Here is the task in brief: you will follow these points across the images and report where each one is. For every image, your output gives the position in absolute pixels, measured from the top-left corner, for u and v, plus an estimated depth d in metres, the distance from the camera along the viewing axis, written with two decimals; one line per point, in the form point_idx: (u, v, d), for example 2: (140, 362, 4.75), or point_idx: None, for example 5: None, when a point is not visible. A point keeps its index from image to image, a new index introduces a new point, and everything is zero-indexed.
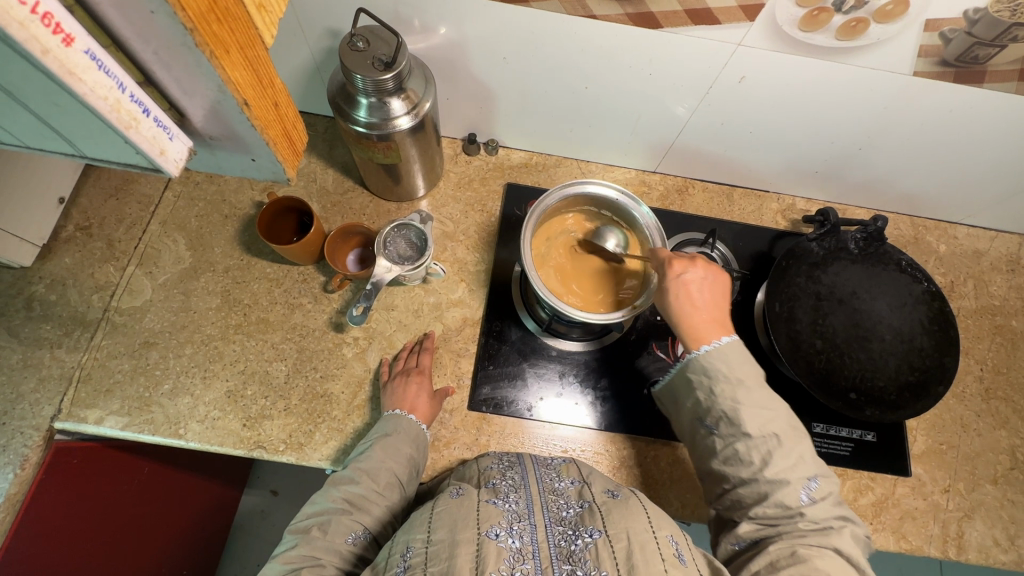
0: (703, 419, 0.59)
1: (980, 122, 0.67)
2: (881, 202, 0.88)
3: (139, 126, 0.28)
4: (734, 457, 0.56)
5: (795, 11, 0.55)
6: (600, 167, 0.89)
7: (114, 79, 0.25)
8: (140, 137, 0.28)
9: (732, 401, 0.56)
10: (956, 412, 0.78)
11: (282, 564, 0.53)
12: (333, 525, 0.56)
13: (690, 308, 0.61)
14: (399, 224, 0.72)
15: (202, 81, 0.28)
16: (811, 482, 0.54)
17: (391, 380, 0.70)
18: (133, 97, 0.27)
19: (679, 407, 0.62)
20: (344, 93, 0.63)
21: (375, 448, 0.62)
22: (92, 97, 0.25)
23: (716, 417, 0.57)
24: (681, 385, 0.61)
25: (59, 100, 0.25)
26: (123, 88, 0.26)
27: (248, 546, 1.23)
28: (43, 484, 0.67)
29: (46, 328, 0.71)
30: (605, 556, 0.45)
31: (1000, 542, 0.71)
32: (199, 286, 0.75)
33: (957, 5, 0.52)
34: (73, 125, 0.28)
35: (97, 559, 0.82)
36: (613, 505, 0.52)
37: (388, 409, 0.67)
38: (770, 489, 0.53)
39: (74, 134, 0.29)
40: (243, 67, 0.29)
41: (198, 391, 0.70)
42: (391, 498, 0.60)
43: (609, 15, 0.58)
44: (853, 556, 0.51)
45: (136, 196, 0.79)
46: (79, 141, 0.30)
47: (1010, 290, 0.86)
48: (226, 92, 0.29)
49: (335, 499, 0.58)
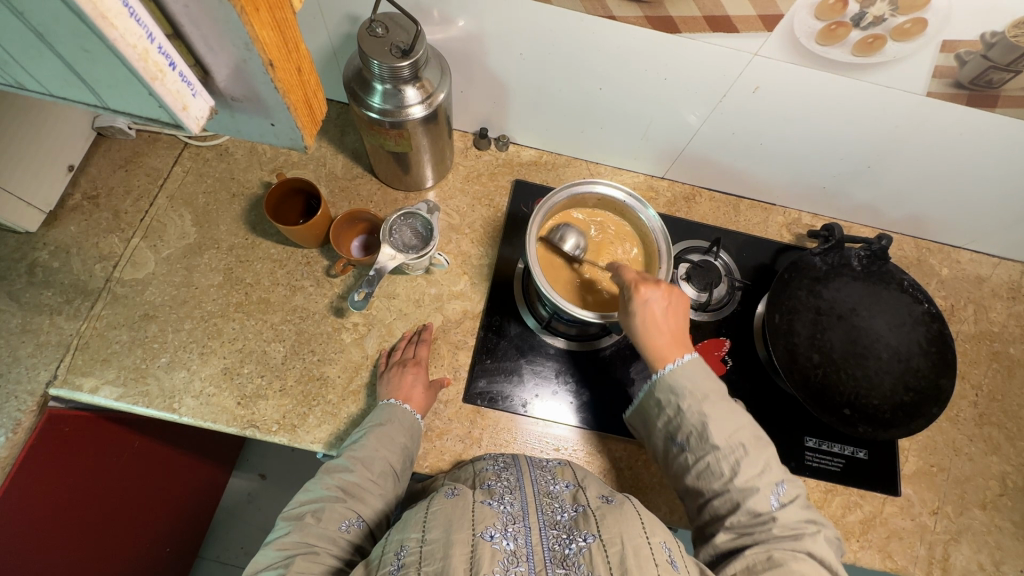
0: (673, 436, 0.59)
1: (988, 148, 0.67)
2: (886, 222, 0.89)
3: (165, 78, 0.28)
4: (707, 471, 0.56)
5: (813, 24, 0.55)
6: (608, 170, 0.89)
7: (144, 28, 0.26)
8: (164, 89, 0.28)
9: (699, 414, 0.57)
10: (948, 435, 0.78)
11: (276, 550, 0.53)
12: (326, 512, 0.56)
13: (656, 333, 0.60)
14: (405, 212, 0.72)
15: (229, 37, 0.28)
16: (779, 487, 0.55)
17: (388, 369, 0.70)
18: (161, 49, 0.27)
19: (649, 428, 0.62)
20: (359, 78, 0.63)
21: (370, 436, 0.62)
22: (122, 44, 0.25)
23: (686, 433, 0.57)
24: (649, 406, 0.61)
25: (88, 45, 0.25)
26: (152, 38, 0.26)
27: (234, 528, 1.23)
28: (35, 451, 0.67)
29: (47, 294, 0.71)
30: (599, 560, 0.46)
31: (984, 567, 0.71)
32: (202, 262, 0.76)
33: (975, 26, 0.52)
34: (97, 72, 0.28)
35: (83, 530, 0.82)
36: (608, 510, 0.52)
37: (384, 397, 0.67)
38: (741, 496, 0.54)
39: (100, 85, 0.29)
40: (270, 27, 0.29)
41: (195, 366, 0.70)
42: (385, 487, 0.60)
43: (628, 17, 0.59)
44: (827, 559, 0.52)
45: (145, 168, 0.79)
46: (102, 91, 0.30)
47: (1010, 318, 0.86)
48: (253, 50, 0.29)
49: (329, 487, 0.58)
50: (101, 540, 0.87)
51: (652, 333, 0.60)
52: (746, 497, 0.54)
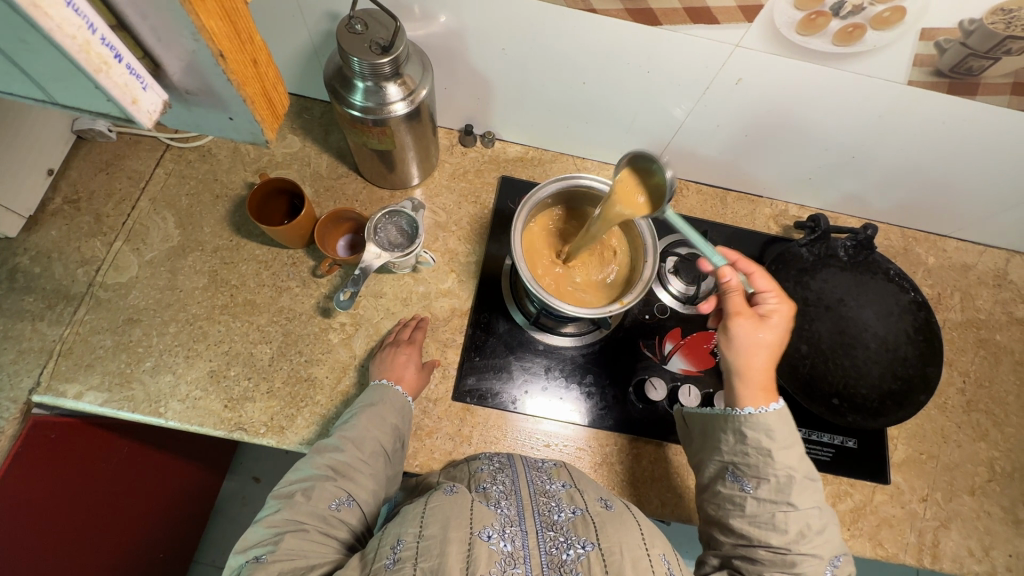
0: (741, 471, 0.56)
1: (971, 136, 0.68)
2: (871, 212, 0.89)
3: (110, 71, 0.27)
4: (769, 522, 0.54)
5: (793, 14, 0.55)
6: (595, 164, 0.89)
7: (84, 19, 0.25)
8: (111, 82, 0.28)
9: (787, 469, 0.55)
10: (937, 423, 0.78)
11: (264, 527, 0.53)
12: (316, 491, 0.55)
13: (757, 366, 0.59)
14: (390, 211, 0.72)
15: (176, 28, 0.28)
16: (834, 559, 0.56)
17: (382, 350, 0.70)
18: (105, 40, 0.27)
19: (711, 444, 0.60)
20: (341, 76, 0.63)
21: (362, 416, 0.62)
22: (59, 34, 0.24)
23: (759, 478, 0.55)
24: (726, 427, 0.59)
25: (26, 37, 0.25)
26: (94, 29, 0.26)
27: (228, 531, 1.23)
28: (19, 458, 0.66)
29: (29, 299, 0.70)
30: (597, 569, 0.46)
31: (974, 552, 0.72)
32: (186, 265, 0.75)
33: (954, 13, 0.52)
34: (40, 66, 0.27)
35: (72, 537, 0.82)
36: (607, 518, 0.52)
37: (376, 378, 0.67)
38: (798, 558, 0.53)
39: (45, 79, 0.29)
40: (218, 17, 0.29)
41: (181, 369, 0.69)
42: (375, 467, 0.60)
43: (609, 10, 0.58)
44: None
45: (126, 171, 0.79)
46: (48, 85, 0.29)
47: (996, 305, 0.87)
48: (201, 41, 0.28)
49: (319, 466, 0.57)
50: (92, 547, 0.86)
51: (758, 359, 0.58)
52: (804, 562, 0.53)
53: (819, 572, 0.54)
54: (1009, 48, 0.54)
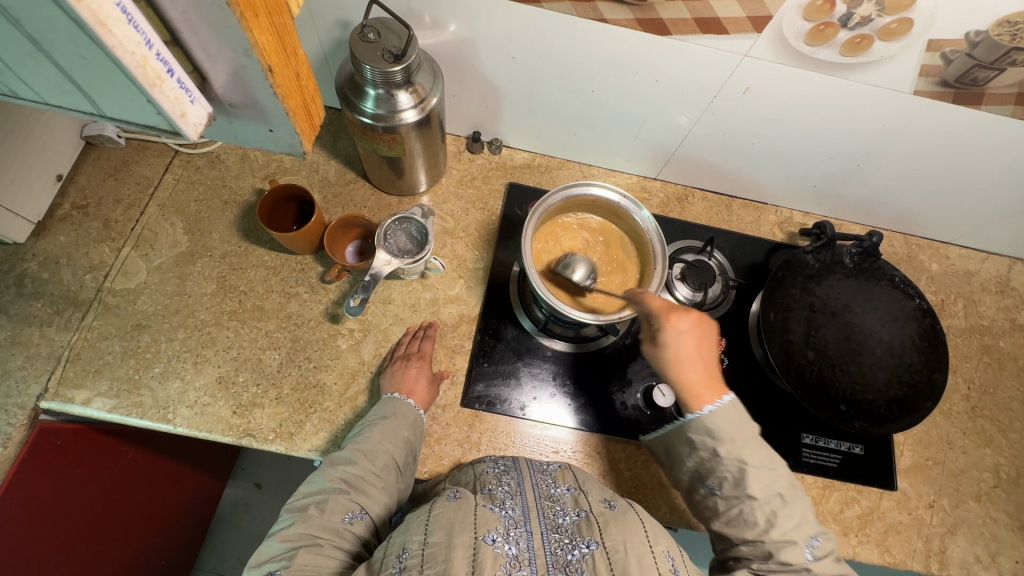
0: (704, 477, 0.57)
1: (976, 144, 0.68)
2: (874, 220, 0.90)
3: (163, 85, 0.28)
4: (739, 517, 0.54)
5: (802, 24, 0.56)
6: (601, 172, 0.90)
7: (142, 35, 0.26)
8: (163, 96, 0.28)
9: (737, 461, 0.55)
10: (943, 429, 0.79)
11: (278, 542, 0.52)
12: (329, 504, 0.56)
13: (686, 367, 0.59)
14: (400, 217, 0.72)
15: (229, 44, 0.28)
16: (813, 540, 0.54)
17: (392, 363, 0.70)
18: (159, 55, 0.27)
19: (675, 462, 0.61)
20: (352, 84, 0.63)
21: (373, 429, 0.62)
22: (120, 50, 0.25)
23: (720, 477, 0.56)
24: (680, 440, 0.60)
25: (86, 52, 0.26)
26: (150, 45, 0.26)
27: (229, 538, 1.22)
28: (26, 463, 0.66)
29: (37, 305, 0.70)
30: (601, 567, 0.46)
31: (980, 559, 0.72)
32: (195, 270, 0.75)
33: (958, 26, 0.53)
34: (95, 79, 0.28)
35: (76, 543, 0.81)
36: (610, 517, 0.52)
37: (387, 391, 0.67)
38: (775, 547, 0.53)
39: (97, 92, 0.29)
40: (270, 32, 0.29)
41: (189, 376, 0.69)
42: (387, 480, 0.60)
43: (620, 19, 0.59)
44: None
45: (135, 177, 0.79)
46: (97, 98, 0.30)
47: (998, 311, 0.87)
48: (252, 56, 0.29)
49: (331, 479, 0.58)
50: (96, 554, 0.86)
51: (685, 368, 0.58)
52: (780, 549, 0.53)
53: (800, 556, 0.53)
54: (1014, 60, 0.55)
